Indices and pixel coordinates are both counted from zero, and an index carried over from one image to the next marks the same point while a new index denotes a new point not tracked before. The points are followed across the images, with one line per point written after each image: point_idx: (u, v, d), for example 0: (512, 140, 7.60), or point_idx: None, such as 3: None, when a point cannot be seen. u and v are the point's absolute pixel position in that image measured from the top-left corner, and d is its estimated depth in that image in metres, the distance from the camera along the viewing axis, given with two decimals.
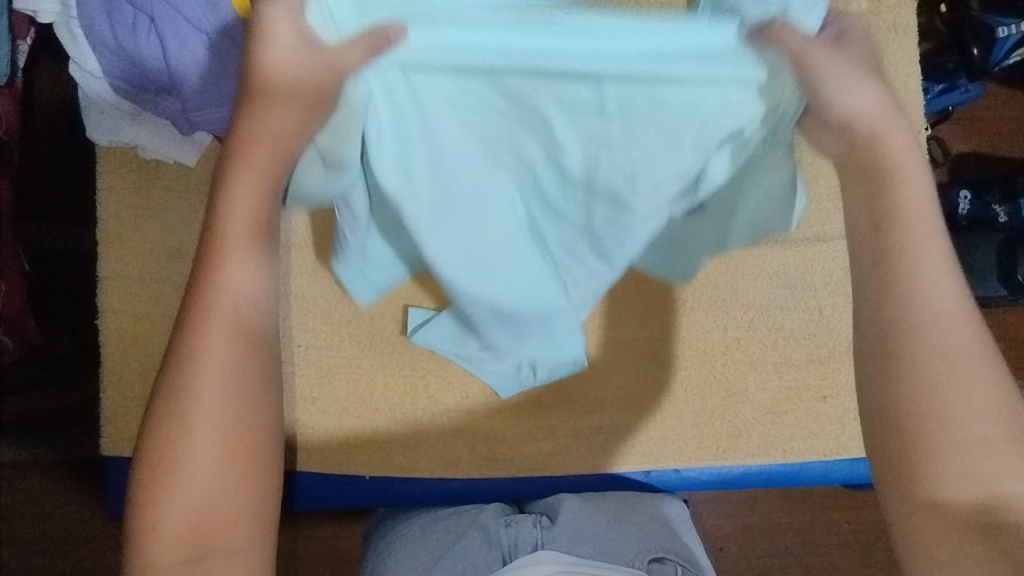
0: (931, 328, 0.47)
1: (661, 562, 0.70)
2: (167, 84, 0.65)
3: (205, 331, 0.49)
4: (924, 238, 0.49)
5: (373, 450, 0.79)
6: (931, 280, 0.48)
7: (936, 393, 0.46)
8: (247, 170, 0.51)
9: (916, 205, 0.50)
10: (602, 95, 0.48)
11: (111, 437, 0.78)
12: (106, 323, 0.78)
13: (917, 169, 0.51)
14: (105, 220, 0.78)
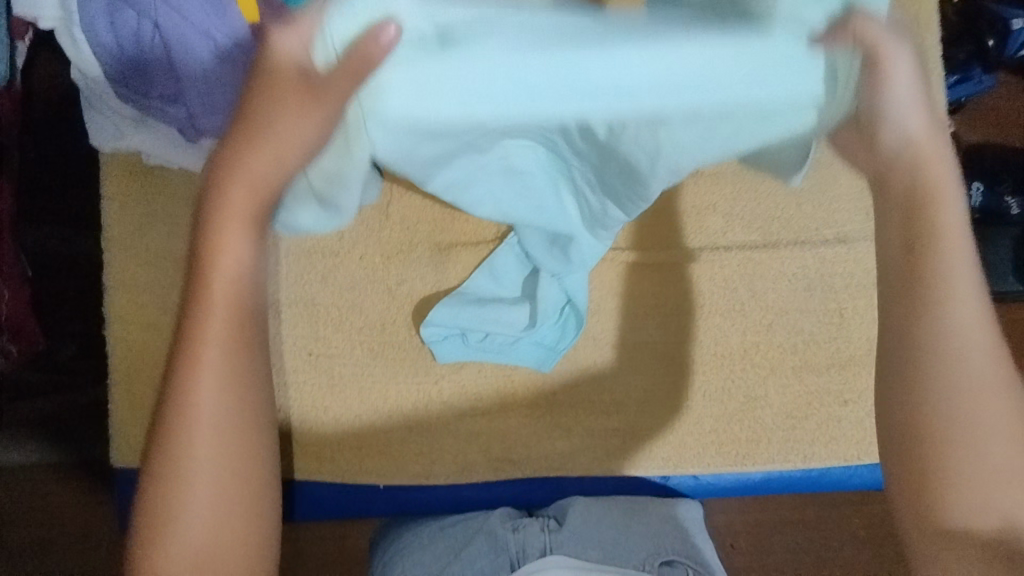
0: (961, 359, 0.45)
1: (671, 565, 0.73)
2: (172, 92, 0.63)
3: (195, 380, 0.45)
4: (954, 252, 0.47)
5: (387, 457, 0.78)
6: (958, 303, 0.46)
7: (971, 432, 0.44)
8: (228, 204, 0.47)
9: (953, 216, 0.48)
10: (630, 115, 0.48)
11: (120, 448, 0.77)
12: (112, 332, 0.76)
13: (956, 192, 0.48)
14: (110, 226, 0.76)
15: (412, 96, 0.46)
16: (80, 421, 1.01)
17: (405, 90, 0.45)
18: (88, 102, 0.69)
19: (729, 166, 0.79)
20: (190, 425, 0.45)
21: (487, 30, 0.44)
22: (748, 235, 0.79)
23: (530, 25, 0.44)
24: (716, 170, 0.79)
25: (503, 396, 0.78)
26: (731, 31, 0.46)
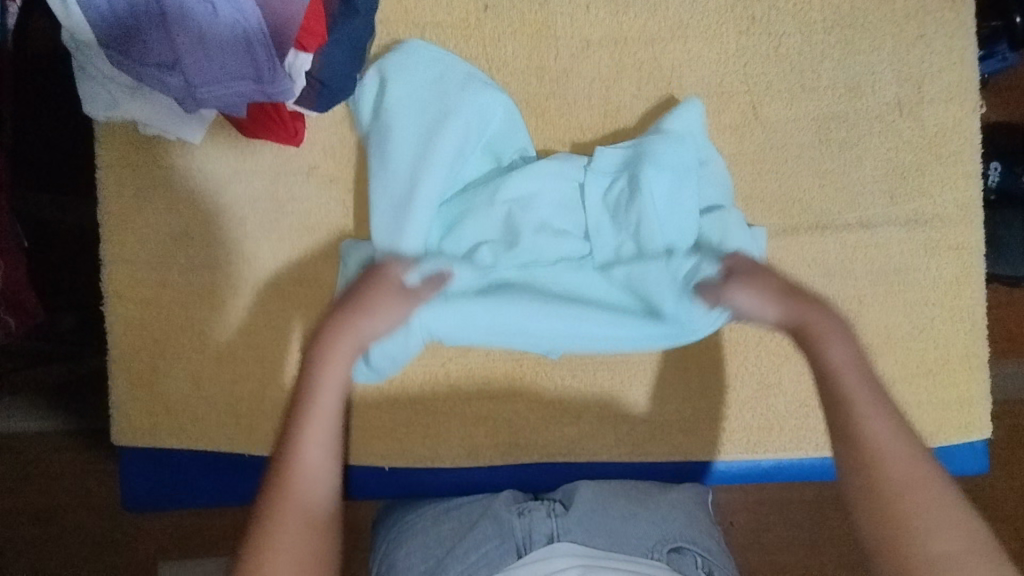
0: (883, 461, 0.55)
1: (679, 552, 0.68)
2: (170, 59, 0.59)
3: (284, 510, 0.55)
4: (857, 383, 0.60)
5: (394, 440, 0.77)
6: (873, 420, 0.57)
7: (912, 518, 0.53)
8: (336, 351, 0.62)
9: (839, 352, 0.61)
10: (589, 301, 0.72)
11: (121, 428, 0.75)
12: (112, 310, 0.74)
13: (843, 335, 0.62)
14: (107, 199, 0.74)
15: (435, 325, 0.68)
16: (82, 394, 1.00)
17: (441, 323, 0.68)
18: (79, 66, 0.65)
19: (750, 146, 0.76)
20: (293, 485, 0.56)
21: (507, 290, 0.68)
22: (768, 219, 0.75)
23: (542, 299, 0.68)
24: (737, 150, 0.76)
25: (512, 381, 0.76)
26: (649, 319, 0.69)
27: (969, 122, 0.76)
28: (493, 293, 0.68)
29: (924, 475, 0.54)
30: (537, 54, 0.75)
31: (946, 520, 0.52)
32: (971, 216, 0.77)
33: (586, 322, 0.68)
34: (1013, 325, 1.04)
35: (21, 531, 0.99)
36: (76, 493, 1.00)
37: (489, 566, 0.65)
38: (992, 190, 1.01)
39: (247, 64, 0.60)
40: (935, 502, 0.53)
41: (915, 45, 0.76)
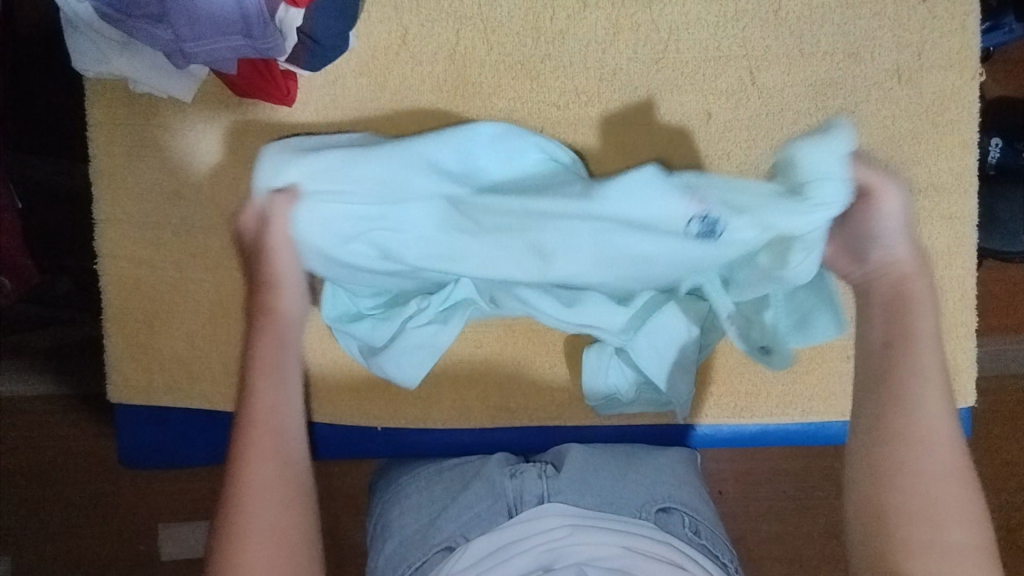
0: (926, 445, 0.57)
1: (667, 512, 0.70)
2: (157, 11, 0.59)
3: (253, 452, 0.61)
4: (935, 369, 0.61)
5: (386, 401, 0.78)
6: (923, 414, 0.59)
7: (911, 477, 0.56)
8: (265, 330, 0.68)
9: (925, 328, 0.63)
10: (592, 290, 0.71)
11: (116, 385, 0.76)
12: (105, 268, 0.75)
13: (929, 324, 0.63)
14: (99, 157, 0.73)
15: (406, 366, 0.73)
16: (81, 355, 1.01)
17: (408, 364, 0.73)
18: (67, 21, 0.65)
19: (745, 112, 0.75)
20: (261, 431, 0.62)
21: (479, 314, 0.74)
22: None
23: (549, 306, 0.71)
24: (732, 116, 0.75)
25: (504, 346, 0.78)
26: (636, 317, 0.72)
27: (968, 90, 0.75)
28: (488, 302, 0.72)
29: (960, 475, 0.57)
30: (533, 15, 0.74)
31: (943, 505, 0.55)
32: (966, 186, 0.76)
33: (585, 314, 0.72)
34: (1004, 301, 1.04)
35: (23, 489, 1.01)
36: (76, 453, 1.01)
37: (482, 525, 0.67)
38: (992, 166, 1.01)
39: (234, 16, 0.59)
40: (943, 472, 0.57)
41: (918, 11, 0.75)
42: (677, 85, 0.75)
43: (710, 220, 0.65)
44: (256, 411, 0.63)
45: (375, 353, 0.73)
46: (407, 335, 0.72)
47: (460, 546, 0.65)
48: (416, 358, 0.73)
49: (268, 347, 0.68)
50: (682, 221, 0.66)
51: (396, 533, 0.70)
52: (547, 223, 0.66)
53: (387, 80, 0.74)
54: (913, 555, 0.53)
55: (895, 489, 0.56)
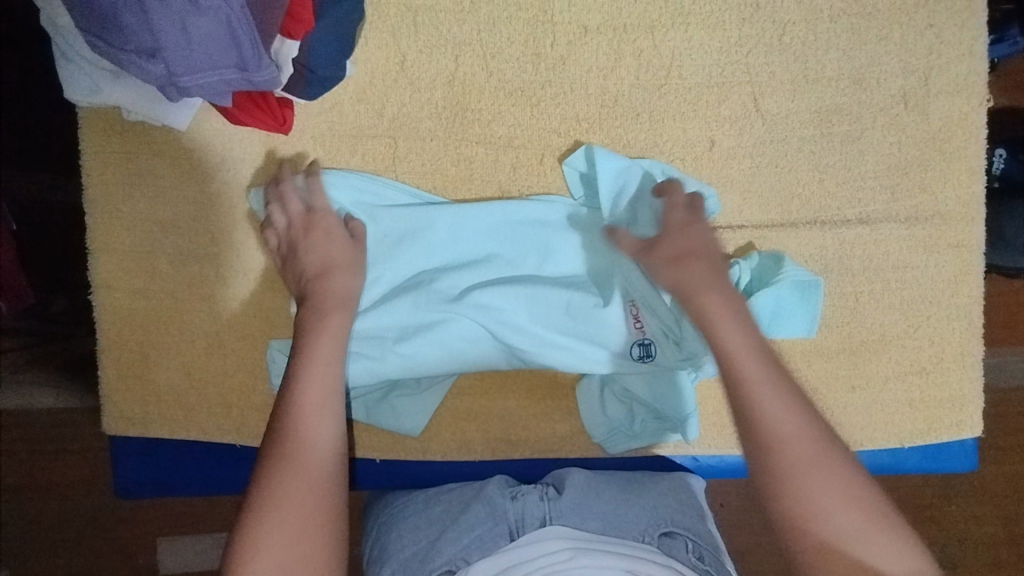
0: (789, 444, 0.57)
1: (671, 537, 0.67)
2: (150, 47, 0.56)
3: (296, 450, 0.57)
4: (758, 365, 0.60)
5: (384, 433, 0.77)
6: (772, 411, 0.58)
7: (802, 487, 0.55)
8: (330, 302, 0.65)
9: (736, 337, 0.62)
10: (560, 328, 0.72)
11: (111, 417, 0.75)
12: (99, 299, 0.74)
13: (731, 316, 0.63)
14: (92, 187, 0.72)
15: (406, 419, 0.75)
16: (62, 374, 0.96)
17: (412, 416, 0.75)
18: (59, 50, 0.64)
19: (750, 139, 0.74)
20: (301, 440, 0.57)
21: (464, 361, 0.72)
22: (766, 215, 0.74)
23: (510, 349, 0.72)
24: (735, 144, 0.74)
25: (505, 377, 0.77)
26: (605, 358, 0.72)
27: (975, 116, 0.74)
28: (462, 349, 0.72)
29: (829, 453, 0.56)
30: (533, 40, 0.73)
31: (836, 496, 0.55)
32: (973, 213, 0.75)
33: (552, 359, 0.72)
34: (1008, 315, 1.03)
35: (22, 506, 1.00)
36: (69, 469, 1.00)
37: (482, 548, 0.65)
38: (998, 177, 0.99)
39: (230, 53, 0.58)
40: (821, 463, 0.56)
41: (925, 35, 0.73)
42: (680, 112, 0.74)
43: (651, 344, 0.72)
44: (312, 379, 0.60)
45: (372, 405, 0.75)
46: (412, 400, 0.75)
47: (460, 569, 0.63)
48: (416, 406, 0.75)
49: (340, 324, 0.64)
50: (625, 346, 0.72)
51: (393, 558, 0.69)
52: (516, 302, 0.71)
53: (385, 108, 0.73)
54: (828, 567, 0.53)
55: (793, 504, 0.55)
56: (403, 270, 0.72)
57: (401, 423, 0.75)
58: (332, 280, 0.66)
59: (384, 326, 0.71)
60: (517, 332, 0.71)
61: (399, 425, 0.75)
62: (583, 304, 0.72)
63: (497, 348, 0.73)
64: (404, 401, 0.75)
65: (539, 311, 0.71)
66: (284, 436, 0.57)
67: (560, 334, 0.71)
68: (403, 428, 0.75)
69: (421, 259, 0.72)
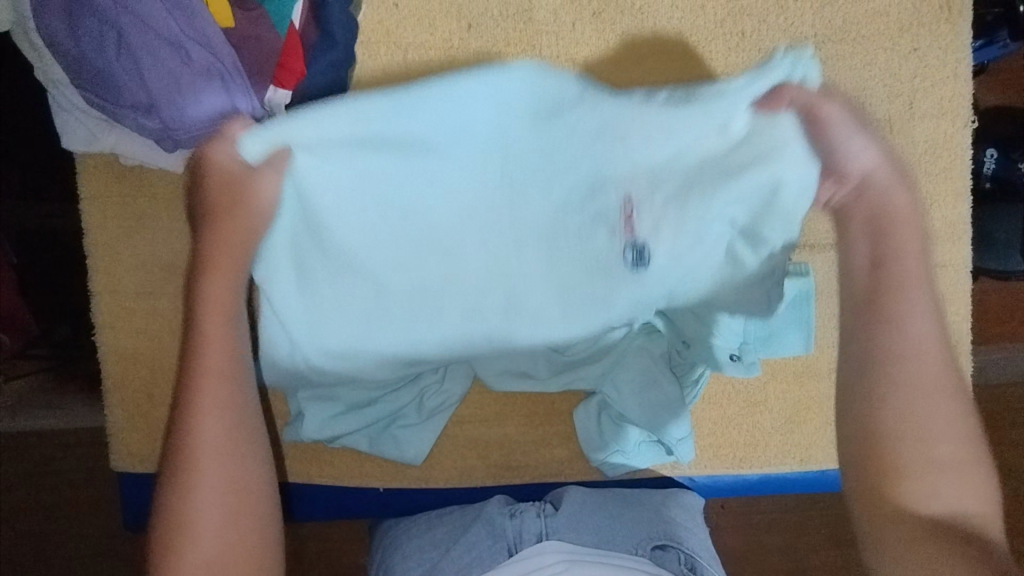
0: (918, 357, 0.55)
1: (664, 550, 0.69)
2: (144, 101, 0.59)
3: (199, 404, 0.58)
4: (916, 268, 0.58)
5: (386, 463, 0.78)
6: (913, 320, 0.57)
7: (915, 411, 0.54)
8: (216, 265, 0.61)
9: (914, 241, 0.59)
10: (543, 187, 0.66)
11: (120, 455, 0.76)
12: (103, 339, 0.75)
13: (915, 223, 0.60)
14: (92, 231, 0.73)
15: (407, 445, 0.76)
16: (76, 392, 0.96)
17: (414, 444, 0.76)
18: (57, 101, 0.66)
19: None
20: (204, 386, 0.58)
21: (444, 284, 0.69)
22: None
23: (488, 270, 0.68)
24: None
25: (503, 406, 0.78)
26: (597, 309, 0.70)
27: (960, 138, 0.75)
28: (440, 271, 0.68)
29: (948, 382, 0.55)
30: None
31: (942, 425, 0.54)
32: (960, 233, 0.76)
33: (539, 266, 0.68)
34: (1003, 312, 1.04)
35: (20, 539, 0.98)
36: (75, 490, 0.98)
37: (483, 565, 0.68)
38: (987, 177, 0.99)
39: (222, 104, 0.60)
40: (936, 386, 0.55)
41: (910, 58, 0.74)
42: None
43: (643, 247, 0.66)
44: (201, 367, 0.59)
45: (374, 436, 0.76)
46: (419, 427, 0.76)
47: None
48: (418, 435, 0.76)
49: (219, 288, 0.61)
50: (619, 254, 0.67)
51: None
52: (489, 179, 0.66)
53: None
54: (910, 473, 0.53)
55: (894, 419, 0.54)
56: (368, 111, 0.63)
57: (403, 451, 0.76)
58: (219, 225, 0.61)
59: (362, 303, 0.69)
60: (495, 208, 0.67)
61: (401, 453, 0.76)
62: (560, 148, 0.65)
63: (481, 313, 0.70)
64: (404, 439, 0.76)
65: (519, 145, 0.65)
66: (181, 432, 0.57)
67: (542, 245, 0.68)
68: (404, 457, 0.76)
69: (384, 187, 0.65)
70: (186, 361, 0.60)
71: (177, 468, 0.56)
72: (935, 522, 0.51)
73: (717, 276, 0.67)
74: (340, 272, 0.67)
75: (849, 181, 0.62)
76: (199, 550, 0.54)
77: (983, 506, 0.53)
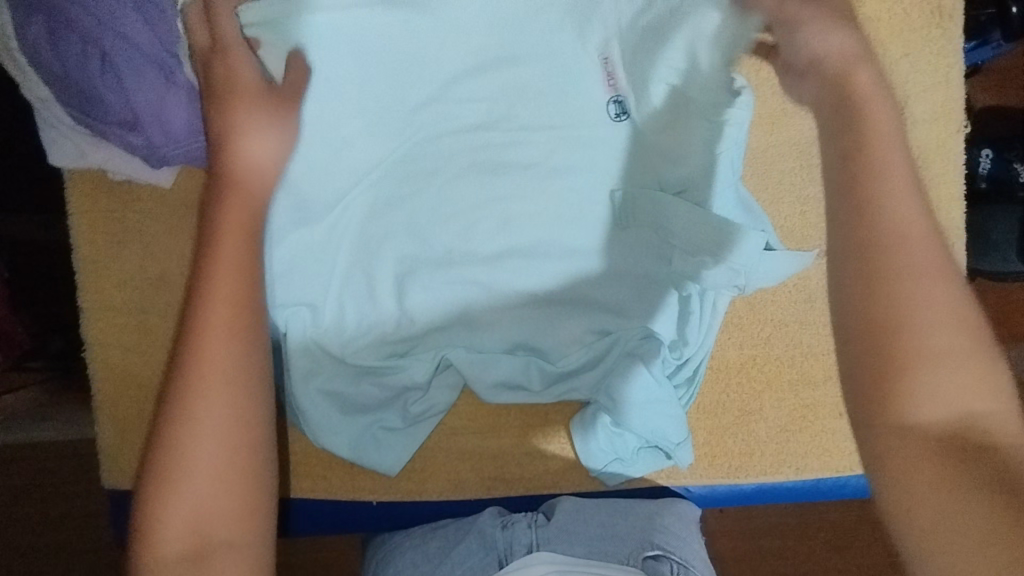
0: (901, 244, 0.45)
1: (657, 560, 0.69)
2: (130, 118, 0.61)
3: (209, 344, 0.51)
4: (891, 147, 0.47)
5: (380, 477, 0.77)
6: (892, 204, 0.46)
7: (907, 311, 0.44)
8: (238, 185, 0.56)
9: (887, 119, 0.48)
10: (533, 60, 0.70)
11: (111, 471, 0.76)
12: (92, 355, 0.74)
13: (886, 101, 0.49)
14: (81, 246, 0.73)
15: (384, 453, 0.74)
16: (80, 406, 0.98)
17: (395, 455, 0.75)
18: (41, 118, 0.66)
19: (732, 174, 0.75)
20: (217, 324, 0.52)
21: (444, 164, 0.72)
22: None
23: (483, 147, 0.72)
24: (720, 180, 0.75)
25: (497, 416, 0.78)
26: (591, 202, 0.73)
27: (953, 143, 0.75)
28: (439, 148, 0.72)
29: (936, 265, 0.45)
30: None
31: (939, 314, 0.45)
32: (954, 239, 0.76)
33: (532, 147, 0.72)
34: (999, 314, 1.04)
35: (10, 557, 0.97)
36: (68, 507, 0.98)
37: None
38: (982, 178, 0.99)
39: None
40: (928, 272, 0.45)
41: (901, 64, 0.74)
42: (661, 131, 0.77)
43: (624, 100, 0.71)
44: (218, 291, 0.53)
45: (357, 443, 0.74)
46: (405, 434, 0.75)
47: None
48: (397, 446, 0.75)
49: (241, 203, 0.56)
50: (601, 107, 0.72)
51: None
52: (484, 54, 0.70)
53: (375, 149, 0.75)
54: (909, 380, 0.44)
55: (887, 322, 0.44)
56: None
57: (385, 460, 0.75)
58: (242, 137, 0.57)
59: (365, 188, 0.71)
60: (490, 77, 0.71)
61: (385, 459, 0.75)
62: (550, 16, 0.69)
63: (483, 198, 0.72)
64: (387, 458, 0.75)
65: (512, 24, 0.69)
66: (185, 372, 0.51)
67: (532, 121, 0.72)
68: (385, 465, 0.75)
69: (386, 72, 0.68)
70: (190, 296, 0.53)
71: (167, 439, 0.50)
72: (945, 441, 0.43)
73: (709, 140, 0.70)
74: (343, 163, 0.69)
75: (811, 77, 0.51)
76: (188, 522, 0.49)
77: (992, 407, 0.44)
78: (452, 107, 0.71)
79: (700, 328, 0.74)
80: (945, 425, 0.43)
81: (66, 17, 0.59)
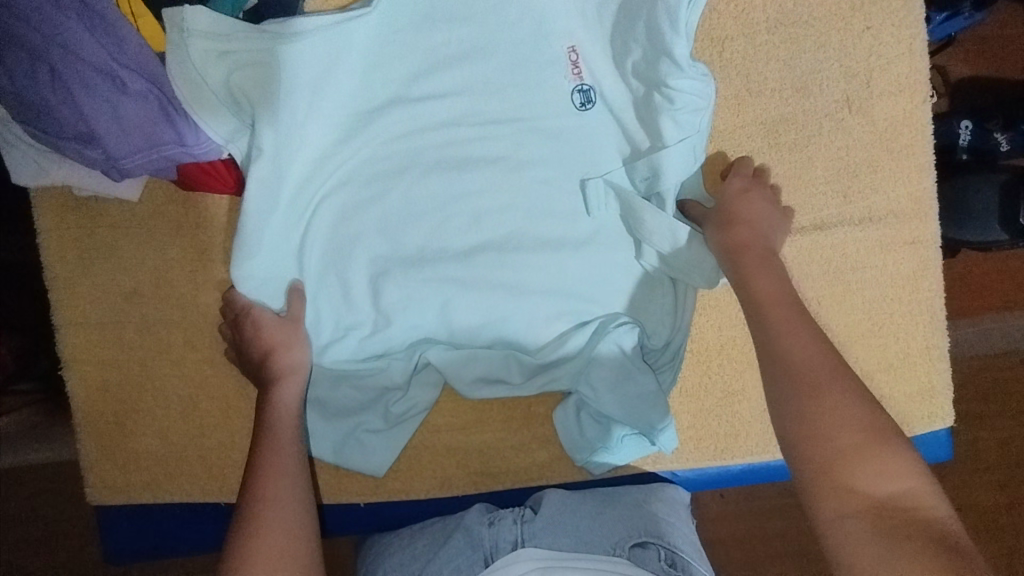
0: (803, 365, 0.58)
1: (643, 548, 0.68)
2: (86, 133, 0.63)
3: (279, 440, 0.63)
4: (784, 309, 0.63)
5: (367, 477, 0.77)
6: (792, 340, 0.60)
7: (821, 418, 0.54)
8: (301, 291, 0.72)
9: (771, 286, 0.64)
10: (492, 59, 0.71)
11: (95, 486, 0.76)
12: (68, 373, 0.74)
13: (764, 264, 0.66)
14: (51, 264, 0.73)
15: (370, 454, 0.74)
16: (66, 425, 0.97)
17: (380, 455, 0.74)
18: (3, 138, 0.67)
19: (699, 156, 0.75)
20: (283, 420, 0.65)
21: (412, 165, 0.72)
22: None
23: (450, 147, 0.72)
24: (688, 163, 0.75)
25: (479, 412, 0.78)
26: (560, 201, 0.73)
27: (920, 113, 0.75)
28: (408, 149, 0.72)
29: (843, 383, 0.56)
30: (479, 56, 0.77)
31: (849, 421, 0.54)
32: (927, 209, 0.76)
33: (499, 146, 0.72)
34: (987, 284, 1.03)
35: None
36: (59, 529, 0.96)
37: None
38: (964, 149, 0.99)
39: (167, 130, 0.65)
40: (837, 395, 0.55)
41: (863, 38, 0.74)
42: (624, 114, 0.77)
43: (590, 90, 0.72)
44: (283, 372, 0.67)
45: (340, 446, 0.74)
46: (389, 433, 0.74)
47: None
48: (383, 446, 0.74)
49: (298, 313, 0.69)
50: (566, 98, 0.72)
51: None
52: (443, 56, 0.70)
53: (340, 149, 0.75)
54: (845, 471, 0.52)
55: (810, 424, 0.54)
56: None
57: (370, 460, 0.74)
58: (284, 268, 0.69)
59: (334, 194, 0.71)
60: (452, 78, 0.71)
61: (370, 458, 0.74)
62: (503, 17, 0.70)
63: (451, 197, 0.72)
64: (373, 457, 0.74)
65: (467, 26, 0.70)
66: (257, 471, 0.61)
67: (499, 121, 0.72)
68: (370, 466, 0.75)
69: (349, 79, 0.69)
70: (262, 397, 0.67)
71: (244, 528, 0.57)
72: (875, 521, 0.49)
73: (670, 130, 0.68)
74: (311, 169, 0.70)
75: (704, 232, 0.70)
76: None
77: (916, 488, 0.51)
78: (415, 107, 0.71)
79: (666, 317, 0.74)
80: (882, 503, 0.50)
81: (12, 32, 0.60)
